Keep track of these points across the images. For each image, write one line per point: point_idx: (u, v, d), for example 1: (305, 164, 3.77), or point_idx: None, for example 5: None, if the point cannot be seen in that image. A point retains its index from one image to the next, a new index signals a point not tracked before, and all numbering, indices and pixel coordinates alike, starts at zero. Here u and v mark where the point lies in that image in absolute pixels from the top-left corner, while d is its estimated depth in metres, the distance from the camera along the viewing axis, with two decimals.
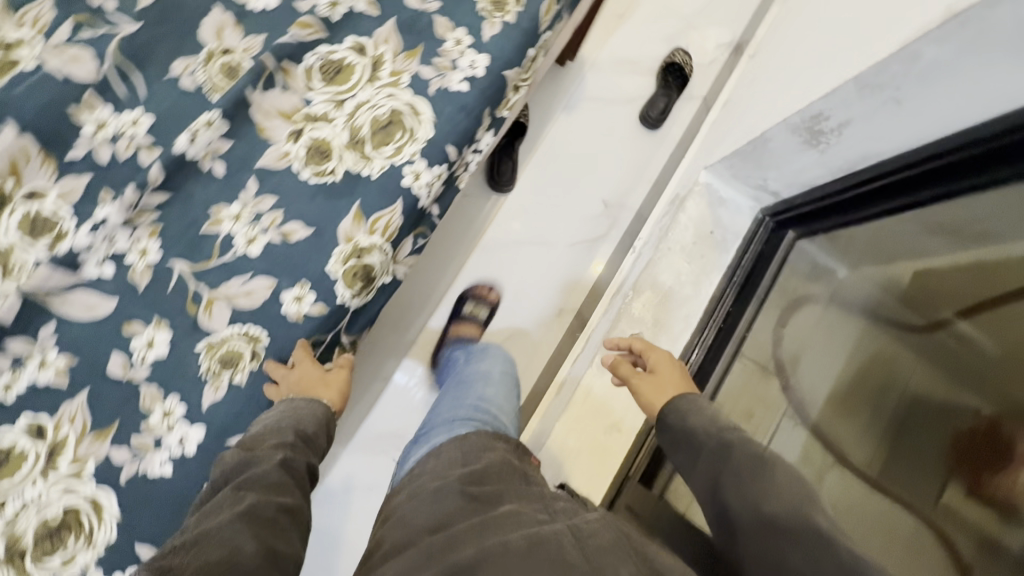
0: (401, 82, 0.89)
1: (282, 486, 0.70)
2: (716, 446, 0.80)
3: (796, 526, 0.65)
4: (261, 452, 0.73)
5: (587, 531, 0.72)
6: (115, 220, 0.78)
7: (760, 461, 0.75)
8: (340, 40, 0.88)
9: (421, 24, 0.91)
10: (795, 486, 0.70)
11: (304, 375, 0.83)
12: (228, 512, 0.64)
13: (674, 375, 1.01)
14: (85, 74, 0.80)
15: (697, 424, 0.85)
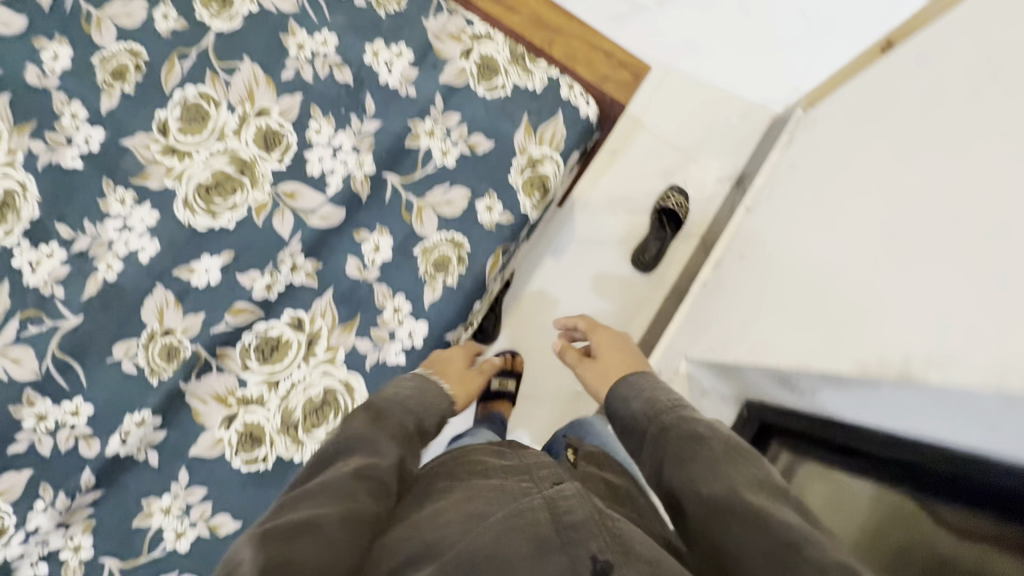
0: (337, 357, 0.88)
1: (382, 489, 0.60)
2: (658, 430, 0.67)
3: (746, 525, 0.53)
4: (381, 446, 0.64)
5: (551, 496, 0.58)
6: (47, 525, 0.80)
7: (698, 438, 0.63)
8: (277, 316, 0.88)
9: (360, 293, 0.90)
10: (738, 466, 0.58)
11: (444, 363, 0.86)
12: (337, 505, 0.55)
13: (619, 359, 0.98)
14: (27, 373, 0.83)
15: (635, 407, 0.74)
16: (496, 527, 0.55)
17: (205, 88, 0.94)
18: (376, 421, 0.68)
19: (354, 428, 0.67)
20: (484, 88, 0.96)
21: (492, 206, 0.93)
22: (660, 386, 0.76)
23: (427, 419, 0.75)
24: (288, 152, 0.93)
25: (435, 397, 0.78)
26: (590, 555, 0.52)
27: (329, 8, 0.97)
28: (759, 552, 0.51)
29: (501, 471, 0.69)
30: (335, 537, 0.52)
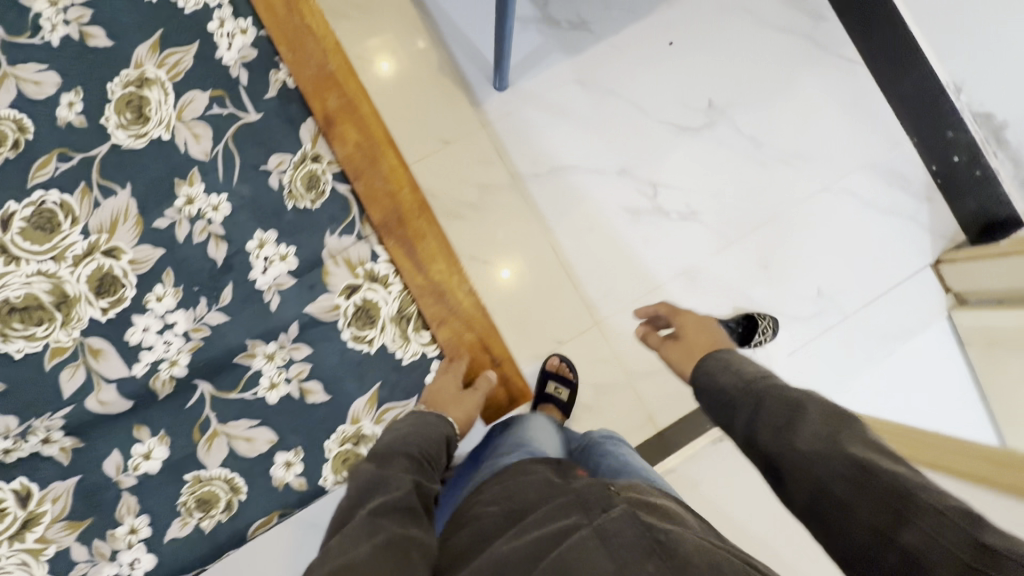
0: (46, 550, 0.78)
1: (410, 518, 0.62)
2: (755, 411, 0.65)
3: (854, 480, 0.54)
4: (392, 479, 0.65)
5: (605, 523, 0.62)
6: None
7: (796, 404, 0.63)
8: (9, 478, 0.79)
9: (103, 496, 0.80)
10: (848, 435, 0.57)
11: (434, 390, 0.84)
12: (367, 544, 0.56)
13: (703, 340, 0.89)
14: None
15: (722, 380, 0.73)
16: (589, 544, 0.60)
17: (70, 200, 0.84)
18: (375, 468, 0.67)
19: (363, 471, 0.67)
20: (350, 334, 0.84)
21: (293, 464, 0.83)
22: (726, 356, 0.77)
23: (426, 452, 0.73)
24: (118, 306, 0.83)
25: (433, 428, 0.77)
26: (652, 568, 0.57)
27: (240, 172, 0.87)
28: (874, 505, 0.52)
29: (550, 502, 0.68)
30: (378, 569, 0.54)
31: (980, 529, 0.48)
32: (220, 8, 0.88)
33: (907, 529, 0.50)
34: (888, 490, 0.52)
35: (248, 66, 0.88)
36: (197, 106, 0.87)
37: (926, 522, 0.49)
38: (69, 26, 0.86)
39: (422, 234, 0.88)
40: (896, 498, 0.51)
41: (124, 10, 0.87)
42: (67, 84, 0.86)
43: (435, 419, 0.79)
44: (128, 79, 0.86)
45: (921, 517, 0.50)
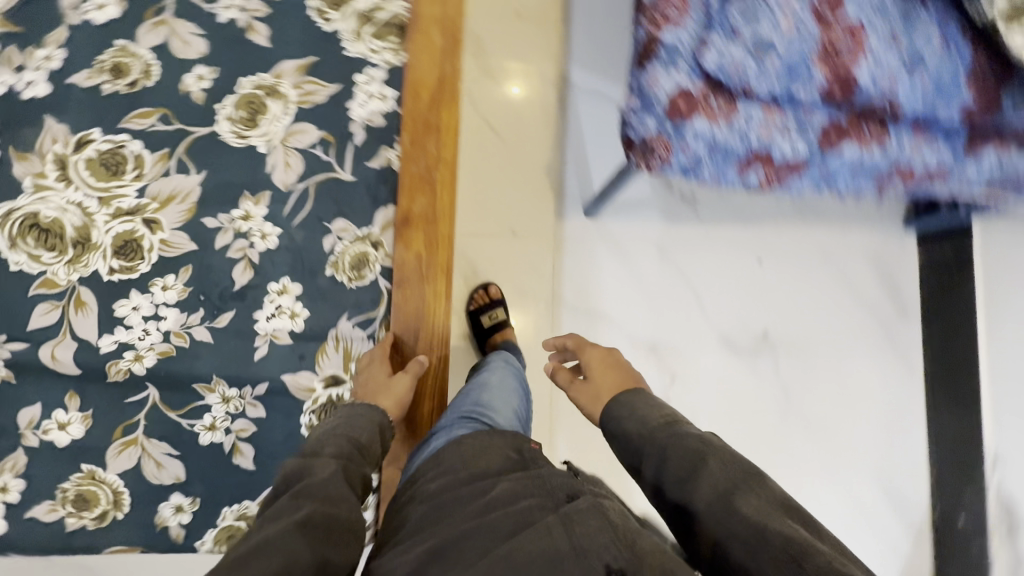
0: None
1: (342, 501, 0.54)
2: (655, 460, 0.56)
3: (765, 549, 0.46)
4: (317, 467, 0.57)
5: (574, 513, 0.53)
6: None
7: (711, 448, 0.54)
8: None
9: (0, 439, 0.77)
10: (756, 492, 0.50)
11: (371, 377, 0.81)
12: (283, 521, 0.48)
13: (614, 376, 0.73)
14: None
15: (630, 428, 0.61)
16: (554, 530, 0.51)
17: (147, 157, 0.85)
18: (305, 456, 0.60)
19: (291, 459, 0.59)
20: (308, 421, 0.82)
21: (182, 511, 0.79)
22: (642, 392, 0.65)
23: (363, 443, 0.66)
24: (126, 273, 0.82)
25: (369, 422, 0.71)
26: (603, 565, 0.48)
27: (304, 217, 0.86)
28: (766, 561, 0.45)
29: (477, 482, 0.59)
30: (299, 555, 0.46)
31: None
32: (377, 69, 0.90)
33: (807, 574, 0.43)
34: (787, 552, 0.45)
35: (369, 131, 0.89)
36: (305, 140, 0.88)
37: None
38: (243, 14, 0.89)
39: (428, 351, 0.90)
40: (792, 557, 0.45)
41: (296, 25, 0.89)
42: (209, 59, 0.87)
43: (366, 410, 0.74)
44: (262, 84, 0.88)
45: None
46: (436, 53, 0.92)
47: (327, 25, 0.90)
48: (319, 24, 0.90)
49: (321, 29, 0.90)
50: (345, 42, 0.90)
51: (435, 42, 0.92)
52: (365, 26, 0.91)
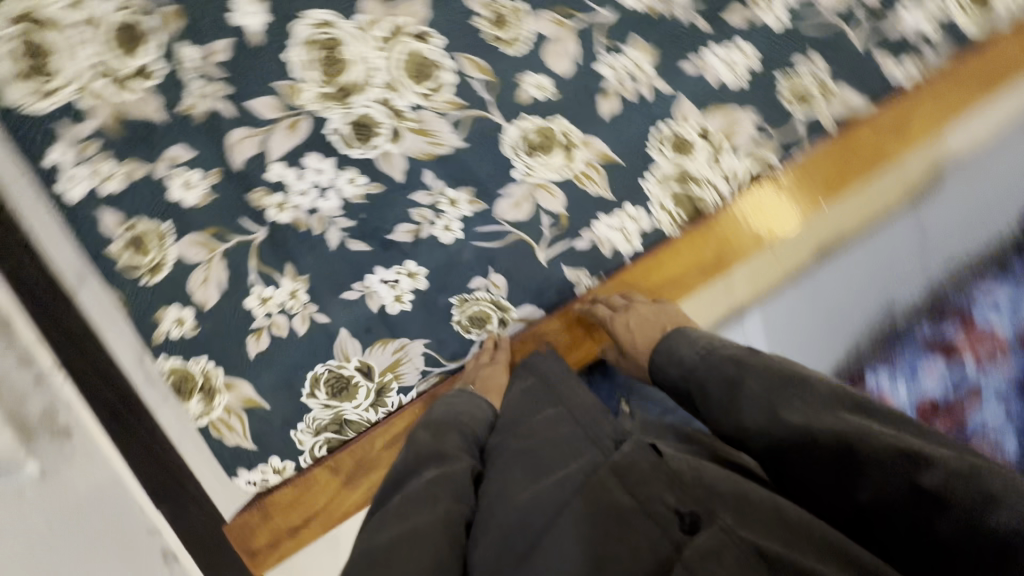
0: (88, 102, 0.80)
1: (464, 491, 0.59)
2: (702, 394, 0.65)
3: (831, 453, 0.52)
4: (449, 452, 0.64)
5: (621, 459, 0.56)
6: None
7: (743, 365, 0.63)
8: (158, 63, 0.81)
9: (146, 150, 0.80)
10: (805, 395, 0.58)
11: (489, 377, 0.80)
12: (432, 513, 0.54)
13: (651, 329, 0.80)
14: None
15: (673, 374, 0.71)
16: (607, 482, 0.54)
17: (445, 92, 0.86)
18: (432, 436, 0.66)
19: (422, 441, 0.65)
20: (319, 372, 0.82)
21: (179, 326, 0.81)
22: (682, 333, 0.74)
23: (474, 432, 0.70)
24: (341, 142, 0.83)
25: (475, 406, 0.74)
26: (671, 509, 0.52)
27: (484, 247, 0.86)
28: (876, 485, 0.50)
29: (542, 449, 0.64)
30: (441, 542, 0.51)
31: (936, 469, 0.49)
32: (647, 216, 0.90)
33: (874, 485, 0.50)
34: (840, 445, 0.52)
35: (591, 249, 0.89)
36: (547, 203, 0.88)
37: (892, 467, 0.50)
38: (614, 81, 0.90)
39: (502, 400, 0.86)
40: (848, 445, 0.52)
41: (635, 128, 0.90)
42: (558, 82, 0.89)
43: (473, 399, 0.76)
44: (568, 136, 0.89)
45: (880, 459, 0.51)
46: (702, 256, 0.92)
47: (654, 152, 0.90)
48: (649, 144, 0.90)
49: (647, 150, 0.90)
50: (652, 174, 0.90)
51: (702, 253, 0.92)
52: (676, 180, 0.91)
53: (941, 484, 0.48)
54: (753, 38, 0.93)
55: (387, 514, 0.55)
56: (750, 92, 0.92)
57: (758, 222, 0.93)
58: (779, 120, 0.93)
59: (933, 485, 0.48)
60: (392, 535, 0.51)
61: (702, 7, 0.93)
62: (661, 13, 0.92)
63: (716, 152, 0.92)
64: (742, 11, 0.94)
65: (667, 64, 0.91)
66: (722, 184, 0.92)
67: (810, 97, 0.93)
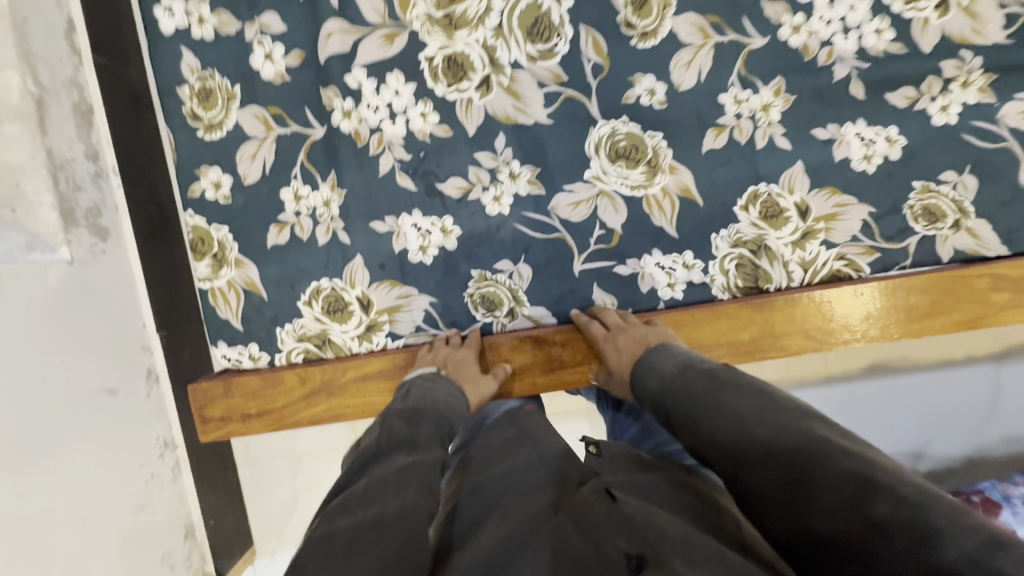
0: None
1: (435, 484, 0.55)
2: (673, 402, 0.61)
3: (793, 486, 0.48)
4: (422, 440, 0.60)
5: (578, 504, 0.56)
6: None
7: (719, 383, 0.60)
8: None
9: (244, 8, 0.78)
10: (777, 415, 0.54)
11: (460, 360, 0.77)
12: (404, 497, 0.51)
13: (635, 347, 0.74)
14: None
15: (651, 387, 0.66)
16: (563, 526, 0.53)
17: (552, 60, 0.79)
18: (408, 423, 0.62)
19: (396, 425, 0.61)
20: (324, 286, 0.82)
21: (214, 189, 0.81)
22: (666, 350, 0.71)
23: (446, 422, 0.66)
24: (429, 71, 0.78)
25: (450, 396, 0.71)
26: (621, 553, 0.49)
27: (524, 233, 0.82)
28: (831, 517, 0.45)
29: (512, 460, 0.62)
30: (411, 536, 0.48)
31: (890, 497, 0.44)
32: (703, 270, 0.83)
33: (819, 516, 0.45)
34: (799, 465, 0.48)
35: (631, 278, 0.83)
36: (606, 216, 0.82)
37: (849, 493, 0.45)
38: (733, 116, 0.80)
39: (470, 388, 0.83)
40: (801, 475, 0.48)
41: (731, 174, 0.82)
42: (672, 94, 0.80)
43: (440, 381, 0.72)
44: (658, 156, 0.81)
45: (837, 490, 0.46)
46: (744, 327, 0.83)
47: (740, 210, 0.82)
48: (737, 202, 0.82)
49: (733, 204, 0.82)
50: (726, 230, 0.82)
51: (739, 334, 0.83)
52: (749, 246, 0.83)
53: (895, 513, 0.43)
54: (908, 127, 0.80)
55: (357, 491, 0.52)
56: (873, 185, 0.81)
57: (819, 324, 0.83)
58: (891, 230, 0.82)
59: (886, 520, 0.42)
60: (363, 514, 0.48)
61: (868, 70, 0.79)
62: (818, 61, 0.80)
63: (805, 235, 0.82)
64: (911, 92, 0.80)
65: (797, 120, 0.80)
66: (796, 271, 0.83)
67: (937, 219, 0.81)
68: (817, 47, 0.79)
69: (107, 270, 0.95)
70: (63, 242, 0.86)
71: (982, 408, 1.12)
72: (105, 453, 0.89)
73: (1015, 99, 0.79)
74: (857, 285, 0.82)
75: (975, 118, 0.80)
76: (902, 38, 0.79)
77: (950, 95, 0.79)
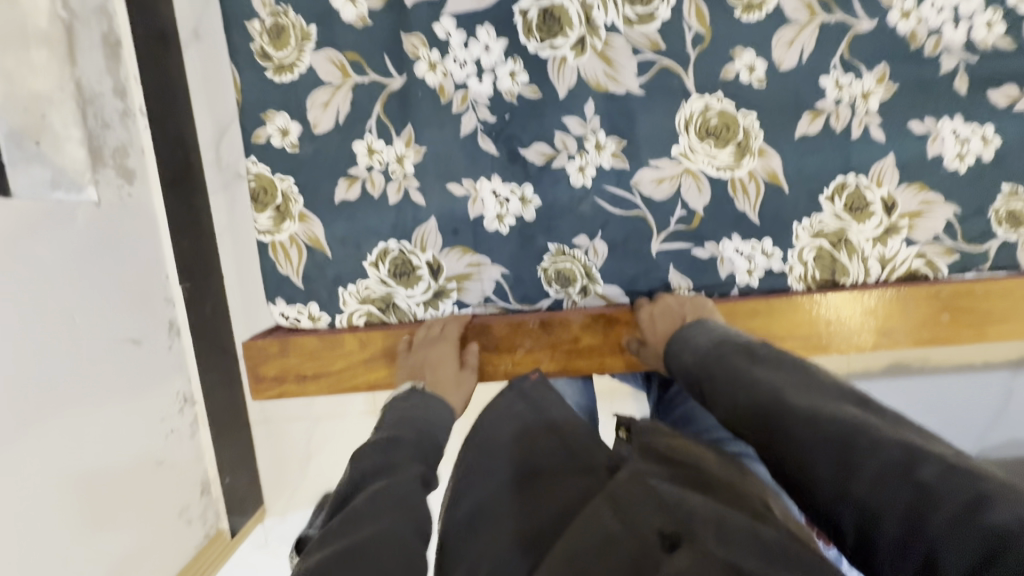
0: None
1: (417, 501, 0.51)
2: (708, 379, 0.60)
3: (841, 456, 0.46)
4: (399, 460, 0.56)
5: (618, 487, 0.51)
6: None
7: (758, 359, 0.58)
8: None
9: None
10: (816, 394, 0.53)
11: (438, 363, 0.75)
12: (371, 527, 0.47)
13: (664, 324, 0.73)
14: None
15: (687, 360, 0.65)
16: (602, 512, 0.49)
17: (650, 25, 0.75)
18: (382, 449, 0.57)
19: (369, 453, 0.56)
20: (393, 248, 0.78)
21: (280, 136, 0.76)
22: (702, 324, 0.69)
23: (436, 432, 0.63)
24: (522, 27, 0.74)
25: (428, 407, 0.67)
26: (656, 530, 0.47)
27: (604, 208, 0.79)
28: (882, 488, 0.44)
29: (537, 448, 0.58)
30: (387, 566, 0.44)
31: (936, 465, 0.44)
32: (782, 259, 0.81)
33: (858, 479, 0.45)
34: (840, 435, 0.47)
35: (708, 262, 0.81)
36: (690, 196, 0.79)
37: (892, 459, 0.45)
38: (832, 101, 0.77)
39: (506, 356, 0.80)
40: (846, 444, 0.47)
41: (821, 163, 0.79)
42: (772, 73, 0.77)
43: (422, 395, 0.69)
44: (749, 137, 0.78)
45: (883, 458, 0.45)
46: (803, 326, 0.82)
47: (825, 200, 0.80)
48: (824, 191, 0.80)
49: (819, 193, 0.80)
50: (809, 220, 0.80)
51: (808, 324, 0.82)
52: (830, 238, 0.81)
53: (941, 479, 0.43)
54: (1006, 127, 0.78)
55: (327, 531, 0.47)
56: (961, 184, 0.80)
57: (888, 324, 0.82)
58: (974, 231, 0.81)
59: (934, 486, 0.43)
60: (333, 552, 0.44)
61: (975, 64, 0.77)
62: (925, 51, 0.76)
63: (886, 230, 0.81)
64: (1014, 91, 0.77)
65: (895, 111, 0.78)
66: (874, 267, 0.81)
67: (1021, 224, 0.80)
68: (925, 36, 0.76)
69: (134, 216, 0.89)
70: (90, 181, 0.80)
71: (993, 412, 1.11)
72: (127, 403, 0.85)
73: None
74: (937, 286, 0.80)
75: None
76: (1013, 34, 0.76)
77: None
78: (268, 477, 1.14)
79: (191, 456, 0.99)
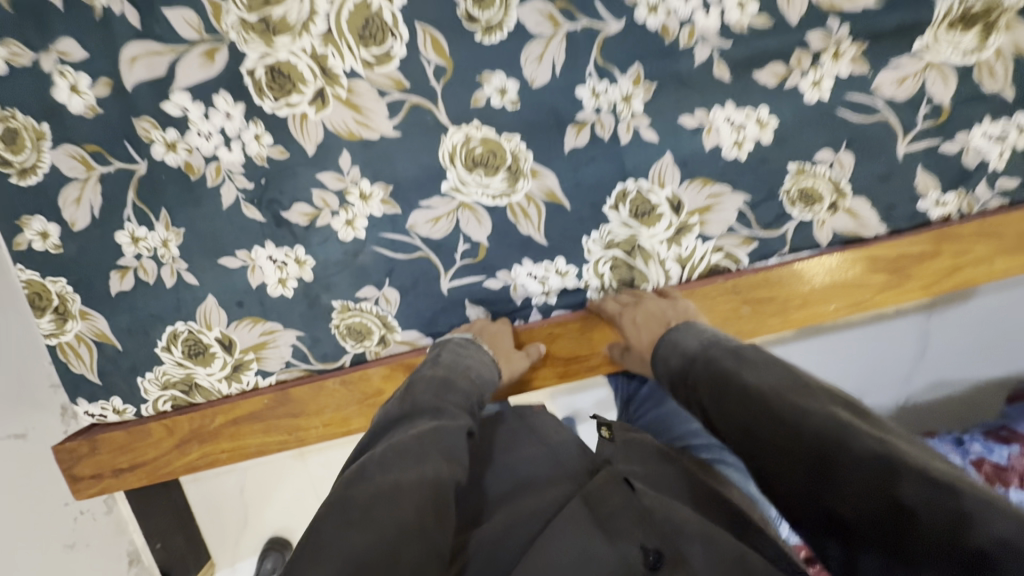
0: None
1: (459, 454, 0.51)
2: (704, 385, 0.55)
3: (812, 464, 0.42)
4: (448, 410, 0.56)
5: (593, 488, 0.51)
6: None
7: (745, 360, 0.54)
8: None
9: (34, 37, 0.69)
10: (810, 395, 0.47)
11: (496, 333, 0.76)
12: (416, 471, 0.46)
13: (653, 327, 0.70)
14: None
15: (674, 366, 0.62)
16: (574, 513, 0.49)
17: (390, 65, 0.72)
18: (434, 392, 0.58)
19: (422, 393, 0.58)
20: (181, 331, 0.77)
21: (41, 238, 0.75)
22: (690, 325, 0.66)
23: (474, 394, 0.62)
24: (255, 90, 0.71)
25: (482, 361, 0.69)
26: (638, 547, 0.47)
27: (385, 255, 0.77)
28: (861, 500, 0.39)
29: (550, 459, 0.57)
30: (404, 519, 0.42)
31: (915, 480, 0.38)
32: (576, 276, 0.80)
33: (840, 484, 0.40)
34: (829, 434, 0.43)
35: (503, 291, 0.80)
36: (470, 229, 0.77)
37: (873, 475, 0.39)
38: (593, 111, 0.75)
39: (313, 418, 0.80)
40: (821, 455, 0.42)
41: (597, 174, 0.77)
42: (525, 92, 0.74)
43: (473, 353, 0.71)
44: (518, 160, 0.76)
45: (865, 470, 0.40)
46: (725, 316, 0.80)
47: (609, 210, 0.78)
48: (606, 201, 0.78)
49: (602, 205, 0.78)
50: (599, 232, 0.78)
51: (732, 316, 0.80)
52: (623, 247, 0.79)
53: (924, 501, 0.37)
54: (780, 106, 0.75)
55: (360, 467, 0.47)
56: (745, 173, 0.77)
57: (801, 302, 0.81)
58: (767, 216, 0.78)
59: (910, 505, 0.37)
60: (371, 491, 0.44)
61: (731, 49, 0.73)
62: (679, 44, 0.73)
63: (678, 230, 0.79)
64: (780, 69, 0.74)
65: (662, 109, 0.75)
66: (673, 268, 0.80)
67: (814, 202, 0.78)
68: (678, 28, 0.73)
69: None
70: None
71: (915, 358, 1.10)
72: (11, 499, 0.74)
73: (891, 66, 0.74)
74: (733, 280, 0.79)
75: (848, 92, 0.75)
76: (769, 11, 0.72)
77: (822, 68, 0.74)
78: (209, 529, 0.99)
79: (110, 533, 0.89)
